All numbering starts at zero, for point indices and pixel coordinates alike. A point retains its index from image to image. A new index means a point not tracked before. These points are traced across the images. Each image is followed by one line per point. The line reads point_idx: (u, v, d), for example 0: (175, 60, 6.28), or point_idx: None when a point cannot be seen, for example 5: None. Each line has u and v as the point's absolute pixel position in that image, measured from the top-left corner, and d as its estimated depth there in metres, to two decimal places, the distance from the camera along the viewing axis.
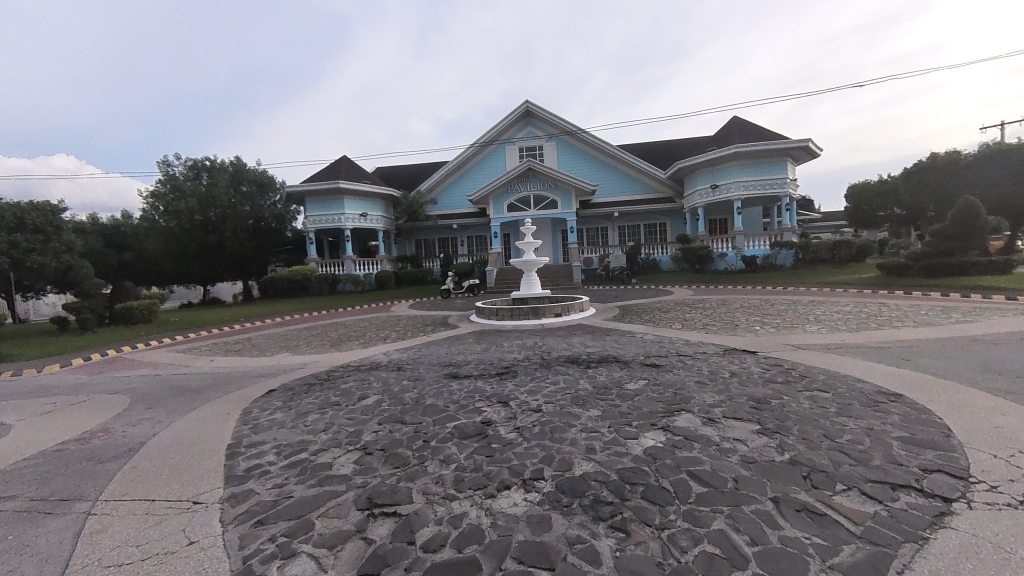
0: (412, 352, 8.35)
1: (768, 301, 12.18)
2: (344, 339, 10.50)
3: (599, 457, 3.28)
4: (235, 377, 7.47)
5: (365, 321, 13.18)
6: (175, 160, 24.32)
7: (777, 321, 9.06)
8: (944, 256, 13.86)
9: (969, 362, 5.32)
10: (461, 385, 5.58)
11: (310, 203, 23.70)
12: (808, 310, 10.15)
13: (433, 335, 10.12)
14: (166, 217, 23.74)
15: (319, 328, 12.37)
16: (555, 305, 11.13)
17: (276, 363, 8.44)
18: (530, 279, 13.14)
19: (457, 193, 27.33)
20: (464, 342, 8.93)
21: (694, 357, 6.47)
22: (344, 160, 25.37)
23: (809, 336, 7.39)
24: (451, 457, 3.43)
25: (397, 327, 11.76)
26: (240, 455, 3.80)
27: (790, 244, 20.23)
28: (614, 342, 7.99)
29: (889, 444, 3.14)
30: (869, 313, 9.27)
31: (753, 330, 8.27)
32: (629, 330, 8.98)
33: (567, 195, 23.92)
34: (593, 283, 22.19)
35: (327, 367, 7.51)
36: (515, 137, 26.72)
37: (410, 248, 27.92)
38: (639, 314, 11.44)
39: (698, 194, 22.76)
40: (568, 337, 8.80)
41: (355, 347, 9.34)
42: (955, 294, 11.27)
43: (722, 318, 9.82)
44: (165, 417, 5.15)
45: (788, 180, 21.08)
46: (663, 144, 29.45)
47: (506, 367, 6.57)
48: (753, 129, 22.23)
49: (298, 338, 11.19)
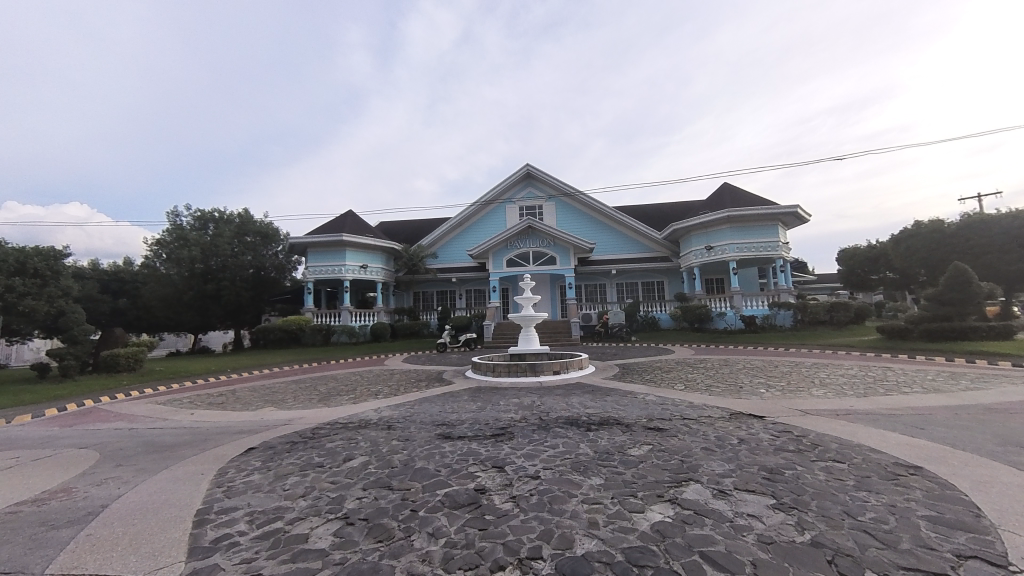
0: (404, 409, 8.00)
1: (771, 362, 11.94)
2: (333, 393, 10.10)
3: (603, 533, 2.99)
4: (215, 433, 7.06)
5: (357, 375, 12.80)
6: (183, 211, 25.22)
7: (782, 384, 8.81)
8: (943, 320, 13.91)
9: (987, 433, 5.08)
10: (454, 447, 5.27)
11: (311, 255, 24.19)
12: (812, 373, 9.91)
13: (426, 391, 9.77)
14: (167, 265, 24.07)
15: (308, 382, 11.96)
16: (554, 362, 10.89)
17: (260, 418, 8.03)
18: (528, 335, 12.98)
19: (457, 248, 28.03)
20: (459, 400, 8.59)
21: (699, 422, 6.20)
22: (349, 216, 26.30)
23: (817, 401, 7.13)
24: (441, 531, 3.14)
25: (389, 382, 11.38)
26: (209, 522, 3.47)
27: (787, 305, 20.34)
28: (614, 403, 7.68)
29: (917, 524, 2.89)
30: (874, 377, 9.06)
31: (758, 393, 8.00)
32: (630, 391, 8.69)
33: (565, 253, 24.52)
34: (591, 340, 21.97)
35: (314, 424, 7.13)
36: (515, 198, 27.98)
37: (409, 300, 27.98)
38: (640, 374, 11.14)
39: (693, 254, 23.36)
40: (568, 396, 8.47)
41: (344, 403, 8.96)
42: (960, 359, 11.12)
43: (726, 380, 9.54)
44: (133, 477, 4.78)
45: (780, 244, 21.74)
46: (657, 207, 30.79)
47: (502, 428, 6.25)
48: (742, 195, 23.34)
49: (286, 391, 10.78)
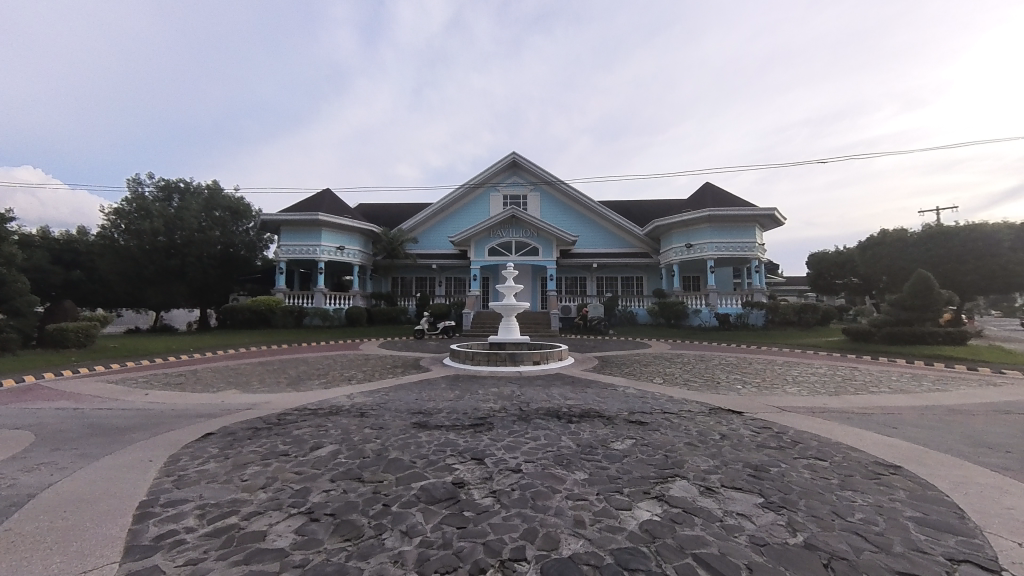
0: (380, 396, 7.67)
1: (744, 359, 12.15)
2: (303, 378, 9.64)
3: (590, 534, 2.81)
4: (171, 416, 6.54)
5: (330, 360, 12.32)
6: (146, 179, 23.58)
7: (756, 380, 8.93)
8: (904, 325, 14.46)
9: (955, 434, 5.23)
10: (431, 437, 5.01)
11: (285, 233, 23.12)
12: (783, 371, 10.10)
13: (402, 378, 9.46)
14: (127, 236, 22.53)
15: (277, 365, 11.41)
16: (534, 353, 10.74)
17: (222, 402, 7.52)
18: (509, 324, 12.72)
19: (439, 234, 27.48)
20: (436, 388, 8.33)
21: (682, 416, 6.15)
22: (327, 194, 25.28)
23: (792, 399, 7.24)
24: (415, 529, 2.89)
25: (364, 367, 10.98)
26: (153, 516, 3.10)
27: (760, 305, 20.86)
28: (595, 396, 7.59)
29: (906, 526, 2.86)
30: (844, 377, 9.28)
31: (735, 389, 8.10)
32: (610, 383, 8.63)
33: (548, 244, 24.36)
34: (570, 332, 22.06)
35: (281, 410, 6.71)
36: (500, 186, 27.56)
37: (386, 286, 27.30)
38: (618, 367, 11.11)
39: (673, 251, 23.64)
40: (547, 387, 8.32)
41: (315, 388, 8.54)
42: (920, 362, 11.67)
43: (703, 375, 9.64)
44: (70, 462, 4.31)
45: (756, 245, 22.21)
46: (640, 203, 31.00)
47: (482, 418, 6.03)
48: (724, 195, 23.70)
49: (252, 374, 10.21)
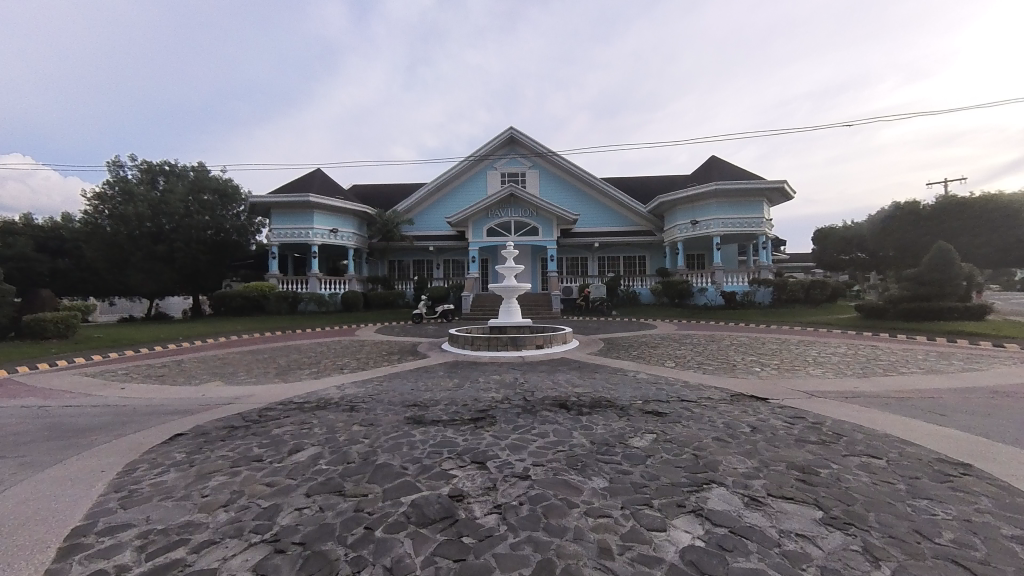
0: (373, 386, 7.12)
1: (756, 339, 11.62)
2: (293, 367, 9.09)
3: (619, 568, 2.25)
4: (143, 413, 5.98)
5: (323, 347, 11.78)
6: (127, 161, 22.57)
7: (774, 362, 8.39)
8: (922, 300, 13.81)
9: (1011, 421, 4.68)
10: (426, 436, 4.44)
11: (274, 216, 22.24)
12: (800, 351, 9.56)
13: (398, 366, 8.92)
14: (111, 222, 21.72)
15: (267, 353, 10.87)
16: (537, 337, 10.19)
17: (202, 395, 6.96)
18: (510, 307, 12.11)
19: (435, 215, 26.61)
20: (433, 376, 7.78)
21: (703, 404, 5.58)
22: (318, 174, 24.29)
23: (817, 382, 6.69)
24: (402, 565, 2.32)
25: (358, 355, 10.42)
26: (80, 553, 2.54)
27: (767, 282, 20.25)
28: (604, 382, 7.04)
29: (1011, 550, 2.30)
30: (866, 357, 8.73)
31: (753, 372, 7.56)
32: (619, 368, 8.08)
33: (548, 223, 23.56)
34: (572, 313, 21.54)
35: (264, 404, 6.15)
36: (497, 164, 26.55)
37: (383, 269, 26.61)
38: (625, 349, 10.57)
39: (678, 228, 22.89)
40: (552, 373, 7.77)
41: (304, 378, 7.98)
42: (938, 338, 11.19)
43: (716, 357, 9.09)
44: (10, 474, 3.76)
45: (764, 220, 21.42)
46: (642, 180, 29.99)
47: (483, 411, 5.47)
48: (731, 169, 22.76)
49: (240, 364, 9.66)
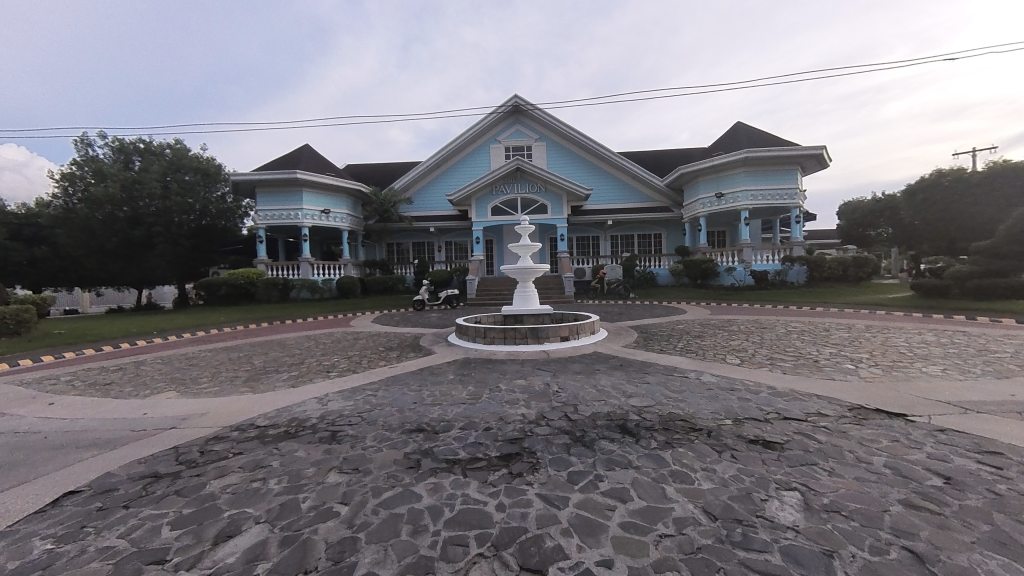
0: (366, 397, 5.52)
1: (814, 325, 10.00)
2: (270, 369, 7.49)
3: None
4: (50, 446, 4.43)
5: (311, 341, 10.17)
6: (97, 138, 20.63)
7: (866, 357, 6.72)
8: (998, 276, 12.14)
9: None
10: (439, 501, 2.84)
11: (259, 196, 20.34)
12: (883, 341, 7.90)
13: (397, 365, 7.36)
14: (83, 206, 19.93)
15: (244, 350, 9.31)
16: (561, 327, 8.56)
17: (142, 413, 5.37)
18: (525, 292, 10.40)
19: (435, 193, 24.66)
20: (441, 381, 6.21)
21: (830, 429, 3.94)
22: (306, 150, 22.34)
23: (951, 387, 5.07)
24: None
25: (349, 351, 8.80)
26: None
27: (801, 259, 18.44)
28: (664, 389, 5.40)
29: None
30: (975, 348, 7.07)
31: (849, 371, 5.95)
32: (673, 367, 6.48)
33: (557, 200, 21.68)
34: (586, 297, 19.93)
35: (213, 430, 4.54)
36: (500, 136, 24.51)
37: (381, 253, 24.88)
38: (665, 340, 8.96)
39: (700, 203, 21.08)
40: (591, 375, 6.17)
41: (279, 386, 6.37)
42: (1020, 320, 9.67)
43: (785, 349, 7.48)
44: None
45: (798, 191, 19.45)
46: (657, 152, 27.88)
47: (515, 441, 3.89)
48: (760, 134, 20.67)
49: (208, 365, 8.07)
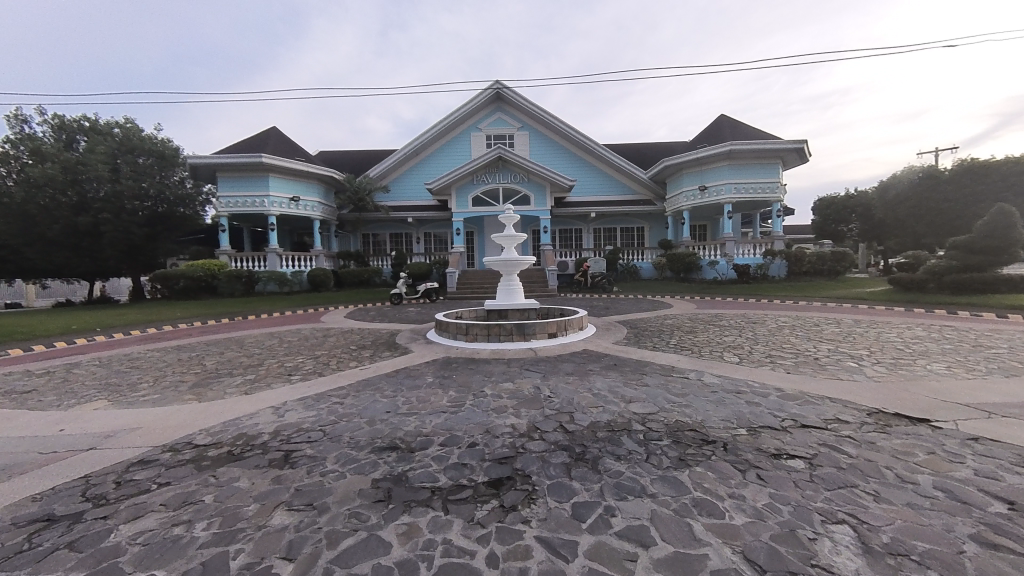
0: (331, 407, 4.82)
1: (804, 319, 9.82)
2: (223, 372, 6.64)
3: None
4: None
5: (276, 339, 9.27)
6: (34, 114, 18.63)
7: (865, 354, 6.45)
8: (973, 271, 12.37)
9: None
10: (413, 555, 2.24)
11: (221, 181, 18.86)
12: (877, 336, 7.71)
13: (369, 367, 6.65)
14: (18, 189, 17.98)
15: (198, 350, 8.35)
16: (549, 323, 8.02)
17: (57, 429, 4.52)
18: (509, 285, 9.78)
19: (413, 182, 23.64)
20: (419, 385, 5.56)
21: (856, 440, 3.54)
22: (274, 133, 20.92)
23: (965, 388, 4.80)
24: None
25: (316, 350, 7.99)
26: None
27: (782, 254, 18.53)
28: (666, 392, 4.92)
29: None
30: (971, 344, 6.93)
31: (854, 370, 5.65)
32: (670, 366, 6.04)
33: (540, 191, 21.08)
34: (570, 290, 19.48)
35: (140, 452, 3.78)
36: (481, 124, 23.68)
37: (355, 244, 23.73)
38: (656, 336, 8.55)
39: (683, 196, 20.93)
40: (585, 377, 5.66)
41: (230, 393, 5.55)
42: (996, 314, 9.86)
43: (782, 346, 7.18)
44: None
45: (780, 185, 19.50)
46: (639, 145, 27.66)
47: (505, 461, 3.32)
48: (743, 128, 20.63)
49: (152, 368, 7.12)
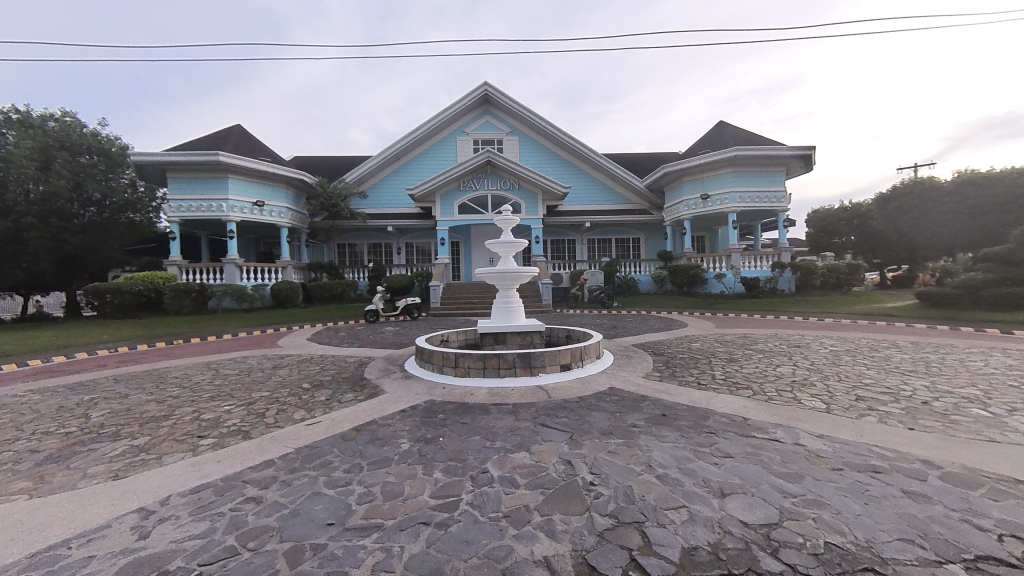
0: (236, 514, 2.91)
1: (853, 342, 8.38)
2: (106, 431, 4.61)
3: None
4: None
5: (209, 375, 7.13)
6: None
7: (985, 397, 4.93)
8: (1014, 285, 11.32)
9: None
10: None
11: (171, 183, 16.68)
12: (965, 367, 6.26)
13: (320, 419, 4.77)
14: None
15: (92, 391, 6.24)
16: (562, 352, 6.30)
17: None
18: (507, 303, 8.01)
19: (394, 189, 21.85)
20: (387, 458, 3.68)
21: None
22: (236, 131, 18.98)
23: None
24: None
25: (255, 391, 6.02)
26: None
27: (791, 266, 17.43)
28: (770, 474, 3.21)
29: None
30: None
31: (1002, 426, 4.07)
32: (744, 418, 4.37)
33: (532, 198, 19.54)
34: (565, 305, 17.88)
35: None
36: (468, 128, 22.21)
37: (329, 254, 21.64)
38: (692, 365, 6.94)
39: (683, 205, 19.77)
40: (632, 439, 3.90)
41: (89, 476, 3.58)
42: None
43: (867, 382, 5.60)
44: None
45: (785, 194, 18.49)
46: (632, 154, 26.70)
47: None
48: (745, 134, 19.66)
49: (9, 422, 5.03)
